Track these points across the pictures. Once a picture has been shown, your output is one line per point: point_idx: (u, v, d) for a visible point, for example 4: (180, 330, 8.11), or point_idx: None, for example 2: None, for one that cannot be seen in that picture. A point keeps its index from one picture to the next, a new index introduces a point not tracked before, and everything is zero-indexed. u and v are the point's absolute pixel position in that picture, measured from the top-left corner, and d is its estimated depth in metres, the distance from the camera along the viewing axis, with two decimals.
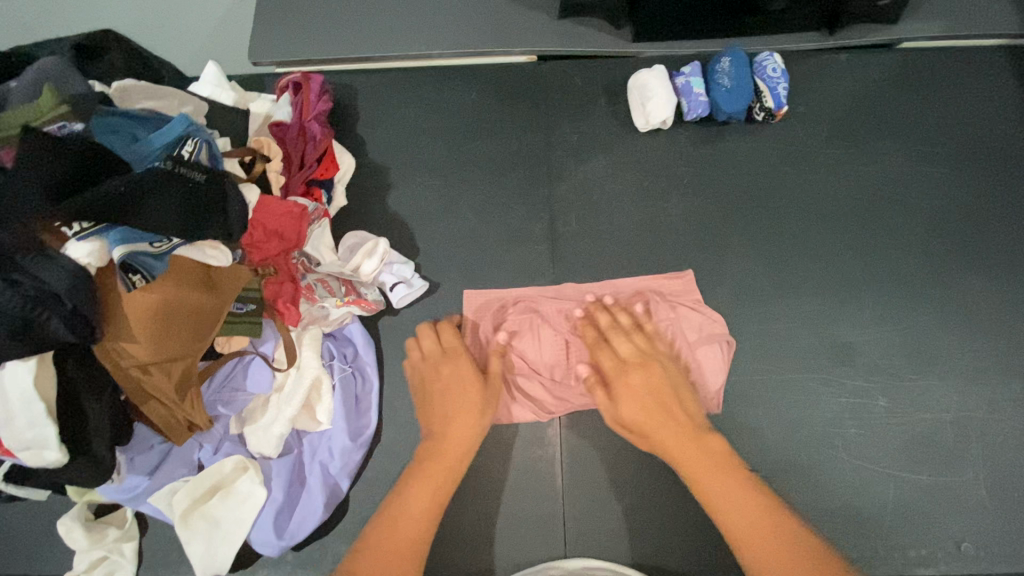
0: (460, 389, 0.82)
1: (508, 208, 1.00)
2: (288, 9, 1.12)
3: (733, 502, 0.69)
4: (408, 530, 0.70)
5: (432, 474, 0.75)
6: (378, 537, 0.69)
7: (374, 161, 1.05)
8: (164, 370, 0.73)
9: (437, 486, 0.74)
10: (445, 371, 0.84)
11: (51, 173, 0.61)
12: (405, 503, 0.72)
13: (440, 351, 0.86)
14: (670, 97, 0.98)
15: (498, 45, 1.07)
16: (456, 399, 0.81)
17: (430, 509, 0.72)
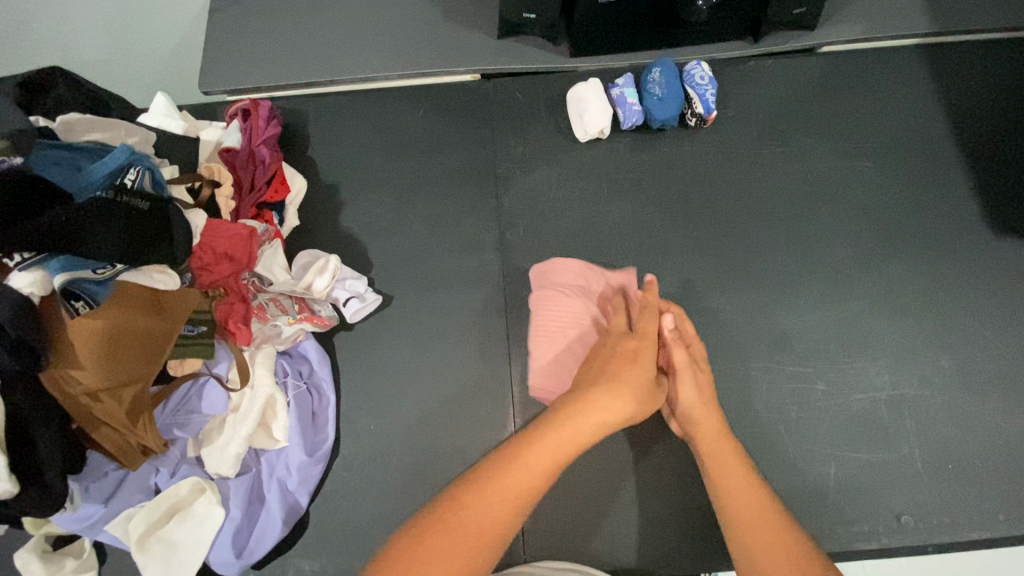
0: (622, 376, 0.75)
1: (457, 220, 1.03)
2: (237, 39, 1.15)
3: (734, 492, 0.71)
4: (518, 484, 0.63)
5: (559, 437, 0.68)
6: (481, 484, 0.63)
7: (326, 181, 1.07)
8: (115, 396, 0.74)
9: (561, 454, 0.67)
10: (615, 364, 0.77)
11: None
12: (530, 453, 0.66)
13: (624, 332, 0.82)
14: (606, 107, 1.04)
15: (442, 65, 1.11)
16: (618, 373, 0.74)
17: (548, 472, 0.65)
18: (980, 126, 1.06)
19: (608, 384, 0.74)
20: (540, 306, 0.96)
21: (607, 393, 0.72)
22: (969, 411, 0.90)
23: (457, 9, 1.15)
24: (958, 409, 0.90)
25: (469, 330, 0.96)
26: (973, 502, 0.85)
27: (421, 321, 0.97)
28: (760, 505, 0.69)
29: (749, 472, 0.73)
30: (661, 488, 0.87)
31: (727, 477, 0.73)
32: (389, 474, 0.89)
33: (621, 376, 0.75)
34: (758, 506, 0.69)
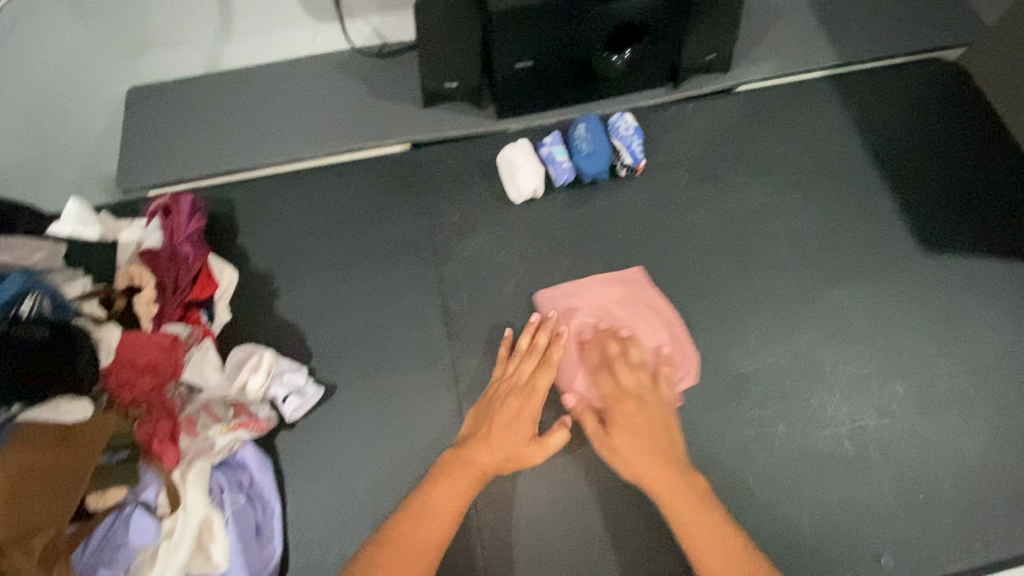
0: (515, 423, 0.83)
1: (398, 295, 1.00)
2: (159, 135, 1.12)
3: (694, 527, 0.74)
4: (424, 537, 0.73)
5: (463, 484, 0.78)
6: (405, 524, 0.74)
7: (258, 269, 1.03)
8: (23, 550, 0.65)
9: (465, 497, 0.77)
10: (514, 403, 0.85)
11: None
12: (433, 502, 0.76)
13: (525, 379, 0.88)
14: (537, 167, 1.04)
15: (370, 139, 1.11)
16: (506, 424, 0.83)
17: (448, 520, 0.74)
18: (897, 148, 1.10)
19: (518, 430, 0.83)
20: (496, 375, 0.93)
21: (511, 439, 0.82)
22: (929, 434, 0.89)
23: (380, 82, 1.15)
24: (918, 434, 0.89)
25: (420, 411, 0.92)
26: (948, 531, 0.84)
27: (367, 408, 0.92)
28: (709, 526, 0.73)
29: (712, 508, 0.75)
30: (643, 520, 0.85)
31: (677, 505, 0.75)
32: None
33: (520, 419, 0.84)
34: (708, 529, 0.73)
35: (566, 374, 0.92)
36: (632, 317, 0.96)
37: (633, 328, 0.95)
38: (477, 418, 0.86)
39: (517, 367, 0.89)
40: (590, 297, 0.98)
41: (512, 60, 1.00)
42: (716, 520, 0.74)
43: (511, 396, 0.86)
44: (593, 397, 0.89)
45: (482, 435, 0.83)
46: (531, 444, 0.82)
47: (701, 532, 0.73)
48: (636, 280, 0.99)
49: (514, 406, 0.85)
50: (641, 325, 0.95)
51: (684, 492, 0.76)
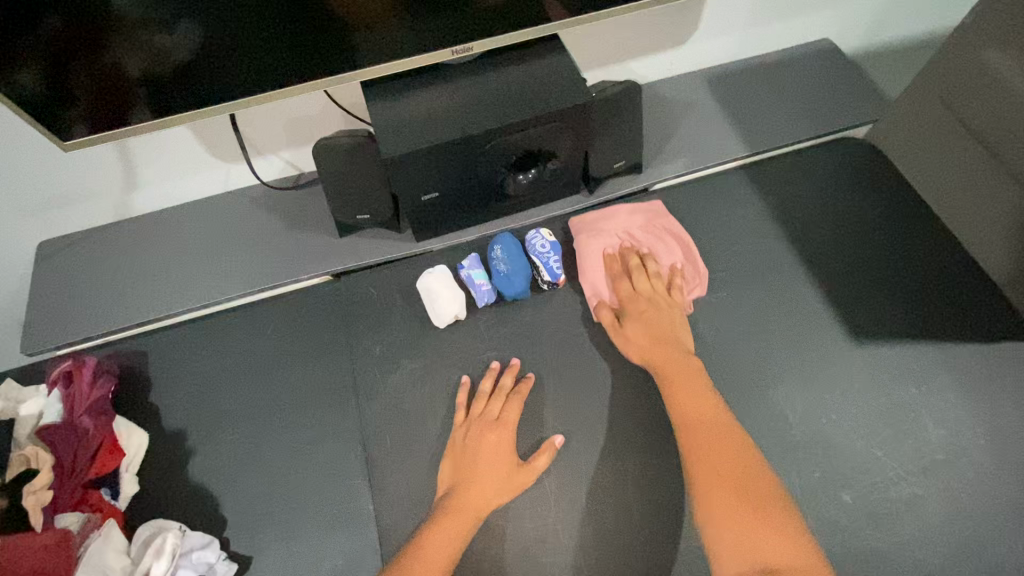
0: (496, 455, 0.88)
1: (319, 445, 0.95)
2: (66, 291, 1.09)
3: (706, 431, 0.82)
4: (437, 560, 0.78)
5: (461, 518, 0.82)
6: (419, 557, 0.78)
7: (170, 427, 0.98)
8: None
9: (466, 532, 0.82)
10: (490, 438, 0.90)
11: None
12: (432, 552, 0.78)
13: (495, 417, 0.92)
14: (456, 293, 1.02)
15: (286, 275, 1.08)
16: (490, 459, 0.88)
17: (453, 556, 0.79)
18: (815, 233, 1.10)
19: (498, 469, 0.87)
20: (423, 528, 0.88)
21: (496, 476, 0.87)
22: (880, 548, 0.85)
23: (297, 214, 1.14)
24: (869, 549, 0.85)
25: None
26: None
27: None
28: (721, 434, 0.81)
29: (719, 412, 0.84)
30: None
31: (689, 404, 0.86)
32: None
33: (499, 451, 0.89)
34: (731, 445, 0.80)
35: (587, 275, 1.04)
36: (654, 240, 1.08)
37: (652, 248, 1.07)
38: (455, 458, 0.89)
39: (484, 407, 0.93)
40: (614, 223, 1.09)
41: (418, 194, 0.99)
42: (731, 425, 0.82)
43: (485, 434, 0.90)
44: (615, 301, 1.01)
45: (473, 472, 0.87)
46: (516, 473, 0.88)
47: (722, 448, 0.79)
48: (656, 211, 1.11)
49: (492, 447, 0.89)
50: (660, 245, 1.08)
51: (701, 404, 0.85)
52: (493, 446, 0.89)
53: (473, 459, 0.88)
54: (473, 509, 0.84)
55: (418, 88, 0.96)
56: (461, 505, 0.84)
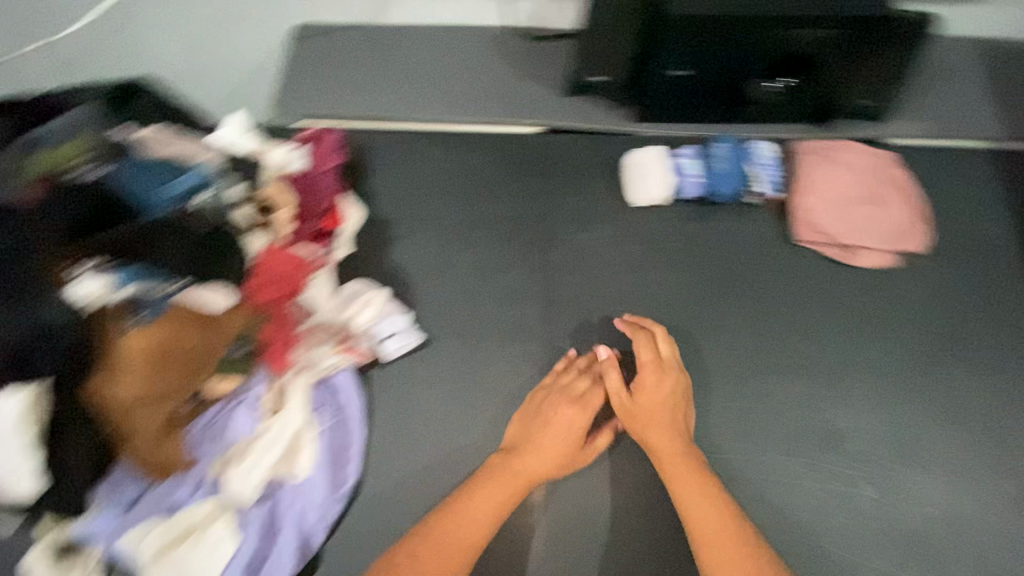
0: (566, 434, 0.86)
1: (506, 269, 1.02)
2: (313, 69, 1.19)
3: (708, 531, 0.78)
4: (468, 536, 0.79)
5: (506, 479, 0.83)
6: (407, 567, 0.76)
7: (381, 216, 1.09)
8: (147, 413, 0.75)
9: (509, 499, 0.82)
10: (564, 412, 0.87)
11: (71, 220, 0.72)
12: (476, 498, 0.82)
13: (571, 385, 0.90)
14: (666, 176, 1.02)
15: (509, 114, 1.13)
16: (557, 425, 0.87)
17: (490, 518, 0.81)
18: None
19: (569, 442, 0.86)
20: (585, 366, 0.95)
21: (512, 476, 0.84)
22: None
23: (527, 63, 1.16)
24: (1014, 539, 0.85)
25: (505, 382, 0.95)
26: None
27: (457, 365, 0.96)
28: (720, 522, 0.78)
29: (727, 513, 0.79)
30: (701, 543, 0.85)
31: (686, 491, 0.81)
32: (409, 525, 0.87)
33: (569, 433, 0.87)
34: (716, 524, 0.78)
35: (808, 195, 1.01)
36: (882, 187, 1.02)
37: (883, 191, 1.02)
38: (523, 414, 0.90)
39: (569, 380, 0.91)
40: (850, 155, 1.04)
41: (667, 67, 0.99)
42: (733, 513, 0.79)
43: (559, 406, 0.88)
44: (824, 228, 1.00)
45: (477, 480, 0.84)
46: (578, 452, 0.87)
47: (721, 538, 0.77)
48: (886, 157, 1.06)
49: (559, 416, 0.87)
50: (891, 189, 1.03)
51: (708, 518, 0.79)
52: (568, 422, 0.87)
53: (545, 422, 0.87)
54: (494, 502, 0.82)
55: None
56: (467, 493, 0.83)
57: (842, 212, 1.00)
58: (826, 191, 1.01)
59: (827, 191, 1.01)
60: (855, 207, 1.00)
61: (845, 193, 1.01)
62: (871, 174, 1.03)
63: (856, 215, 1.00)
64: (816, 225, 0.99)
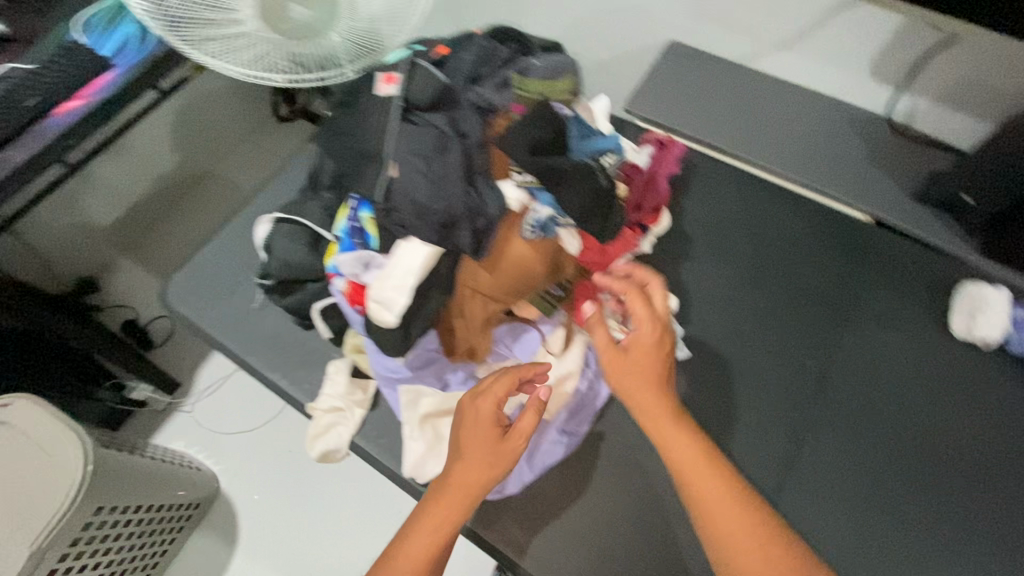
0: (474, 431, 0.80)
1: (788, 333, 1.04)
2: (676, 78, 1.26)
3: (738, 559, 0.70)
4: (417, 551, 0.77)
5: (443, 509, 0.78)
6: (409, 537, 0.78)
7: (686, 230, 1.14)
8: (484, 302, 0.90)
9: (447, 523, 0.78)
10: (481, 411, 0.80)
11: (537, 137, 0.80)
12: (417, 529, 0.78)
13: (490, 386, 0.82)
14: (1005, 323, 0.97)
15: (846, 193, 1.13)
16: (473, 435, 0.80)
17: (433, 543, 0.77)
18: None
19: (477, 451, 0.79)
20: (834, 458, 0.95)
21: (481, 454, 0.79)
22: None
23: (882, 155, 1.16)
24: None
25: (751, 434, 0.97)
26: None
27: (711, 395, 0.99)
28: (724, 511, 0.72)
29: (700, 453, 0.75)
30: None
31: (699, 480, 0.73)
32: (615, 506, 0.93)
33: (489, 411, 0.80)
34: (726, 502, 0.72)
35: None
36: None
37: None
38: (458, 420, 0.83)
39: (489, 380, 0.83)
40: None
41: None
42: (701, 445, 0.75)
43: (476, 405, 0.81)
44: None
45: (459, 447, 0.81)
46: (502, 441, 0.79)
47: (734, 528, 0.71)
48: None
49: (478, 409, 0.80)
50: None
51: (708, 486, 0.73)
52: (478, 433, 0.79)
53: (464, 432, 0.81)
54: (470, 486, 0.79)
55: None
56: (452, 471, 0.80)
57: None
58: None
59: None
60: None
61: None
62: None
63: None
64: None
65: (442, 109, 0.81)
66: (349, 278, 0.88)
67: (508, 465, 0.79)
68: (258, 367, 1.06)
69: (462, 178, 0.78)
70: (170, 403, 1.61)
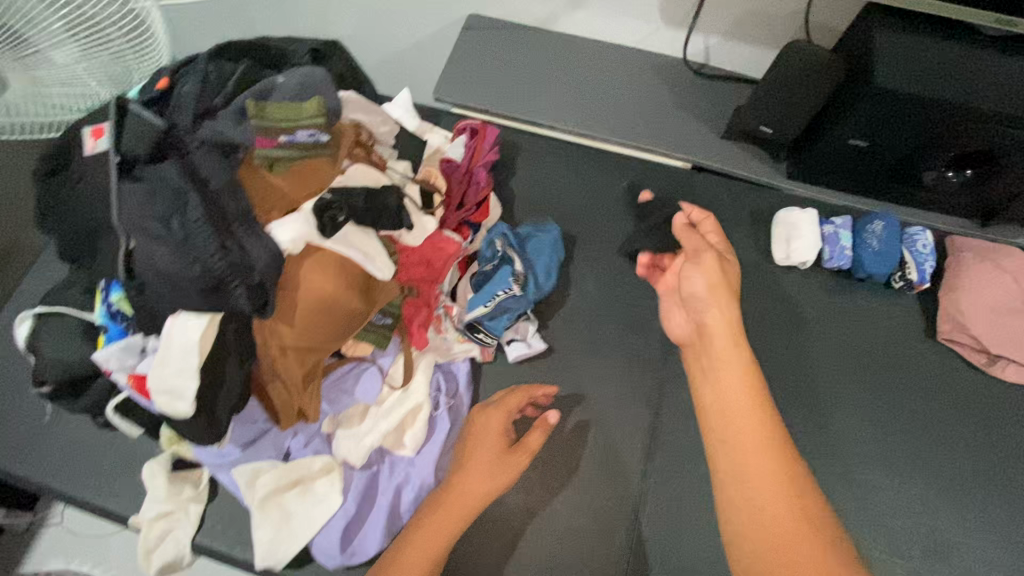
0: (484, 441, 0.83)
1: (634, 299, 1.04)
2: (479, 58, 1.20)
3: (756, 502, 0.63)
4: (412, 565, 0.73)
5: (444, 514, 0.77)
6: (412, 536, 0.76)
7: (518, 217, 1.11)
8: (299, 357, 0.77)
9: (451, 529, 0.76)
10: (493, 420, 0.85)
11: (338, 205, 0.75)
12: (419, 535, 0.75)
13: (498, 401, 0.88)
14: (817, 242, 1.01)
15: (662, 144, 1.13)
16: (481, 446, 0.83)
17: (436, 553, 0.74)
18: None
19: (484, 457, 0.81)
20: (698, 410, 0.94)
21: (486, 459, 0.81)
22: None
23: (690, 98, 1.17)
24: None
25: (615, 410, 0.95)
26: None
27: (569, 380, 0.97)
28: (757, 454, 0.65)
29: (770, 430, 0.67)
30: None
31: (743, 426, 0.68)
32: (497, 526, 0.87)
33: (497, 420, 0.85)
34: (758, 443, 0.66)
35: (962, 304, 0.96)
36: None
37: None
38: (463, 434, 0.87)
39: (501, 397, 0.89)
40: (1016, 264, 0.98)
41: (849, 135, 0.98)
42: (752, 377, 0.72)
43: (489, 417, 0.86)
44: (971, 337, 0.96)
45: (463, 457, 0.83)
46: (511, 452, 0.82)
47: (761, 470, 0.64)
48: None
49: (488, 420, 0.85)
50: None
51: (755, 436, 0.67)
52: (487, 442, 0.83)
53: (471, 442, 0.84)
54: (474, 496, 0.79)
55: (939, 39, 0.87)
56: (460, 477, 0.80)
57: (999, 324, 0.95)
58: (987, 301, 0.95)
59: (987, 301, 0.95)
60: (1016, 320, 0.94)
61: (1005, 301, 0.95)
62: None
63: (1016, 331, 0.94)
64: (963, 324, 0.96)
65: (169, 159, 0.68)
66: (126, 372, 0.74)
67: (513, 476, 0.80)
68: (61, 491, 0.89)
69: (212, 234, 0.66)
70: (32, 521, 1.21)
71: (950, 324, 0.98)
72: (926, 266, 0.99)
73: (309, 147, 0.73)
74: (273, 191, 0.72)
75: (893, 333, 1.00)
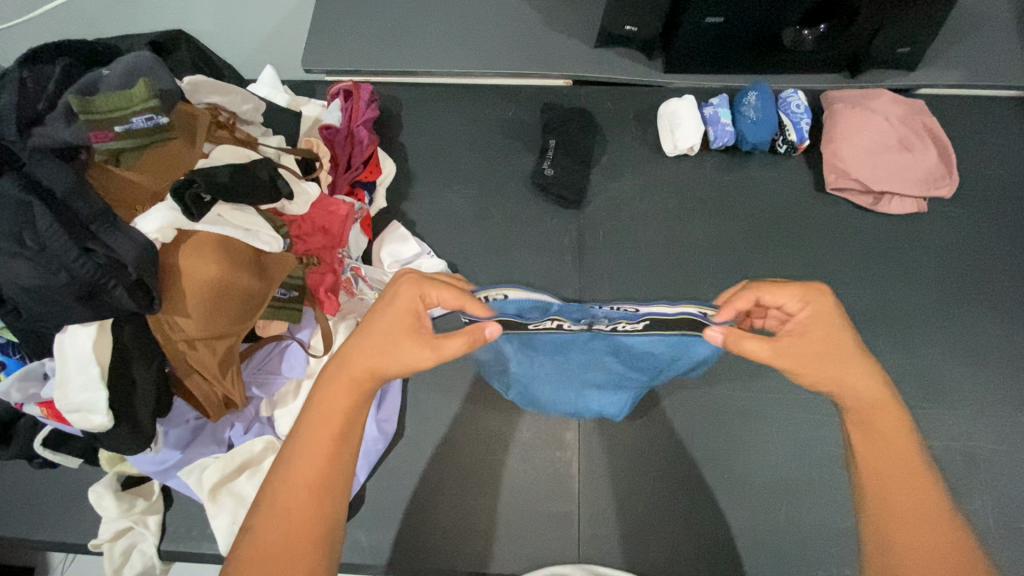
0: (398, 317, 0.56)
1: (540, 220, 1.05)
2: (339, 20, 1.17)
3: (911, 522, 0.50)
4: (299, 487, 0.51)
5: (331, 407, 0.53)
6: (275, 483, 0.51)
7: (413, 170, 1.10)
8: (209, 347, 0.77)
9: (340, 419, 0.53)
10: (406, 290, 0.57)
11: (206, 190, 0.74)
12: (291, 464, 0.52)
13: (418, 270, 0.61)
14: (699, 125, 1.04)
15: (538, 68, 1.12)
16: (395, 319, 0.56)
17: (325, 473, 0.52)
18: None
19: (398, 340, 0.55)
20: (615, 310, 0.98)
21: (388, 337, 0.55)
22: None
23: (557, 17, 1.16)
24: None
25: None
26: None
27: None
28: (908, 468, 0.52)
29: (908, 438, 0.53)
30: (733, 477, 0.88)
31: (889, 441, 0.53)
32: (453, 461, 0.90)
33: (400, 316, 0.56)
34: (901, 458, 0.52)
35: (838, 154, 1.01)
36: (914, 134, 1.02)
37: (913, 142, 1.02)
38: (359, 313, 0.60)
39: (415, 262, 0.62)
40: (877, 106, 1.03)
41: (702, 16, 0.97)
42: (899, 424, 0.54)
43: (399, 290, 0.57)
44: (852, 182, 1.01)
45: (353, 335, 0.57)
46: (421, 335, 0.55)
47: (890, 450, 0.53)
48: (917, 107, 1.05)
49: (396, 305, 0.56)
50: (917, 141, 1.02)
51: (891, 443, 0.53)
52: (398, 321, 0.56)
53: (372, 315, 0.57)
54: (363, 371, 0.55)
55: None
56: (340, 361, 0.56)
57: (871, 166, 1.00)
58: (859, 146, 1.01)
59: (859, 145, 1.01)
60: (885, 159, 1.01)
61: (878, 140, 1.01)
62: (902, 126, 1.03)
63: (887, 169, 1.00)
64: (844, 170, 1.01)
65: (5, 174, 0.65)
66: (35, 400, 0.73)
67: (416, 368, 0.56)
68: (17, 536, 0.88)
69: (67, 239, 0.64)
70: None
71: (836, 175, 1.02)
72: (803, 126, 1.03)
73: (149, 134, 0.74)
74: (133, 186, 0.74)
75: (787, 196, 1.04)
